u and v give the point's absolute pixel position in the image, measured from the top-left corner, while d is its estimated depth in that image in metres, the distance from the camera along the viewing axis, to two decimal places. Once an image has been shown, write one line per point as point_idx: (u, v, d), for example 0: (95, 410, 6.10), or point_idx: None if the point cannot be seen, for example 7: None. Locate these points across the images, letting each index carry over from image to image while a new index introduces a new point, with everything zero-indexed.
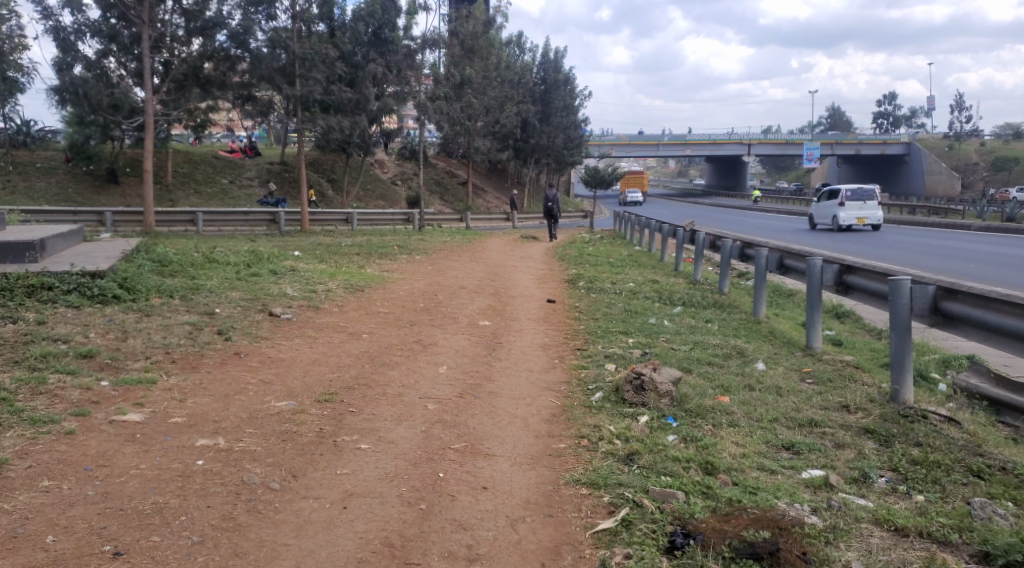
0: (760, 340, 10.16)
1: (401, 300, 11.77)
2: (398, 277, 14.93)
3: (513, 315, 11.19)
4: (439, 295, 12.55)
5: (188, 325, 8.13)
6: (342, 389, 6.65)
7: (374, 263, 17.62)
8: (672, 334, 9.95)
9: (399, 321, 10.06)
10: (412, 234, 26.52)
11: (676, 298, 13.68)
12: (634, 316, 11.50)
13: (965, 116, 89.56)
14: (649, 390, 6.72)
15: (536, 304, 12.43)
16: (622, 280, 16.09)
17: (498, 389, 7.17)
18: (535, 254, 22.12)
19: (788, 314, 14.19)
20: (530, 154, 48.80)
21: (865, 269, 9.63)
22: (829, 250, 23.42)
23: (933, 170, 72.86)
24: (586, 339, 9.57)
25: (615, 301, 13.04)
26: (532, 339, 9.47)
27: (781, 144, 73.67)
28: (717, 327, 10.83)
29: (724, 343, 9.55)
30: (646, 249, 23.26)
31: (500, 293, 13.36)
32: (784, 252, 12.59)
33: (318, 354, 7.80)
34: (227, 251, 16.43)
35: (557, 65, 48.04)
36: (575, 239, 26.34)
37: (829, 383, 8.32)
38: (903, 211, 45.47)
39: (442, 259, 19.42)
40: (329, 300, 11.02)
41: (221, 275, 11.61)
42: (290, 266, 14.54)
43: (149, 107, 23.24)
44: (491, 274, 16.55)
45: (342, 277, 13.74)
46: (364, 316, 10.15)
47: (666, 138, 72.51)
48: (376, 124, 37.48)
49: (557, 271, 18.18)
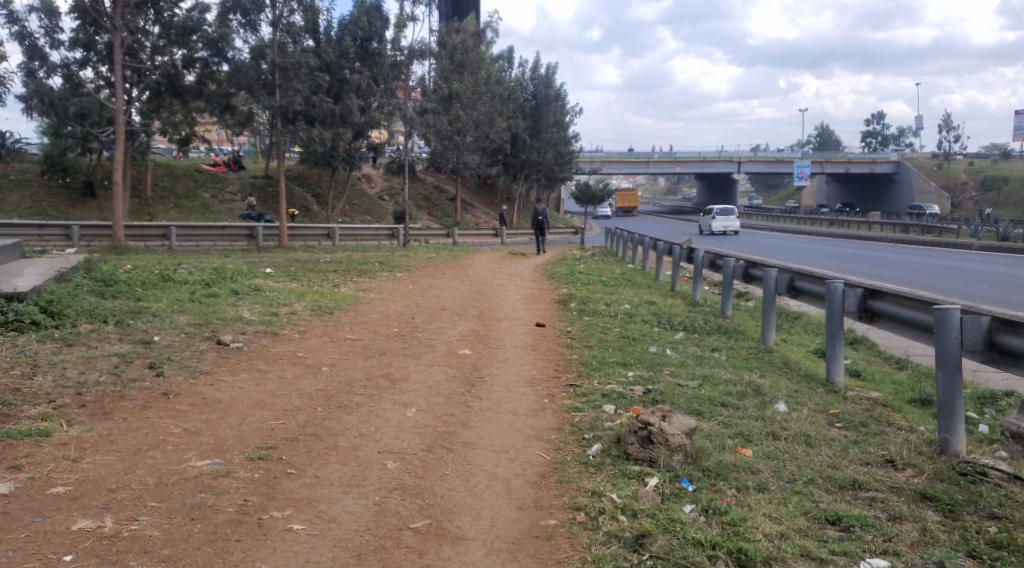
0: (775, 374, 8.93)
1: (374, 325, 10.54)
2: (374, 297, 13.71)
3: (497, 342, 9.99)
4: (416, 318, 11.33)
5: (114, 358, 6.96)
6: (282, 441, 5.41)
7: (352, 282, 16.39)
8: (678, 367, 8.73)
9: (366, 350, 8.82)
10: (397, 250, 25.25)
11: (677, 322, 12.48)
12: (633, 344, 10.31)
13: (953, 136, 89.22)
14: (659, 443, 5.48)
15: (526, 328, 11.23)
16: (617, 302, 14.90)
17: (475, 439, 5.95)
18: (524, 273, 20.92)
19: (798, 341, 12.98)
20: (520, 170, 47.63)
21: (894, 295, 8.36)
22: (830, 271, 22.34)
23: (922, 189, 72.64)
24: (579, 373, 8.36)
25: (612, 326, 11.84)
26: (520, 373, 8.24)
27: (772, 162, 72.96)
28: (725, 357, 9.62)
29: (737, 377, 8.35)
30: (640, 267, 22.08)
31: (485, 316, 12.17)
32: (796, 273, 11.36)
33: (264, 395, 6.58)
34: (192, 269, 15.21)
35: (548, 80, 46.99)
36: (565, 257, 25.13)
37: (860, 428, 6.98)
38: (895, 230, 44.62)
39: (425, 278, 18.22)
40: (290, 325, 9.80)
41: (172, 296, 10.40)
42: (258, 286, 13.34)
43: (120, 117, 21.97)
44: (477, 294, 15.35)
45: (311, 297, 12.53)
46: (327, 344, 8.92)
47: (657, 155, 71.63)
48: (361, 138, 36.30)
49: (546, 291, 16.97)
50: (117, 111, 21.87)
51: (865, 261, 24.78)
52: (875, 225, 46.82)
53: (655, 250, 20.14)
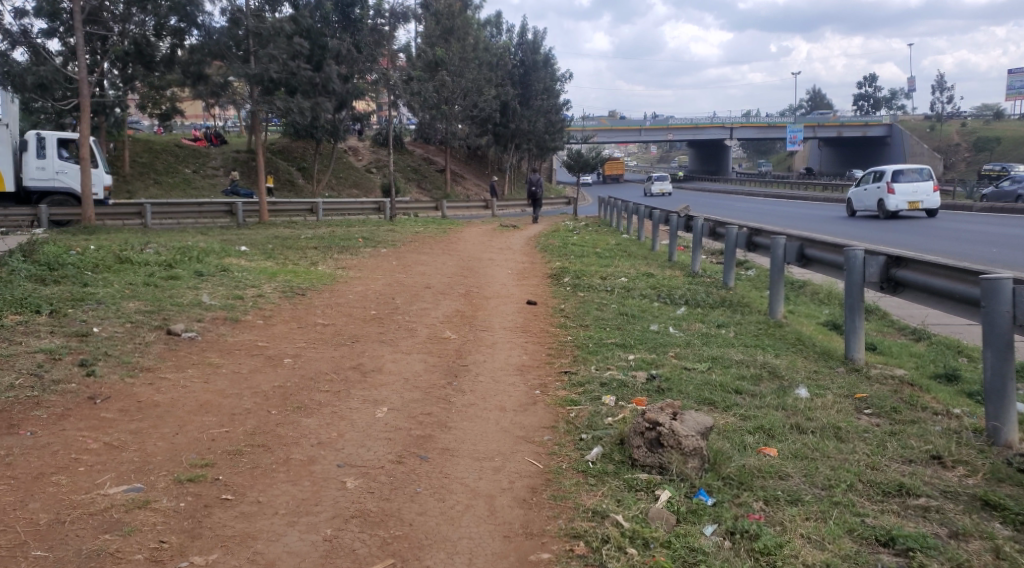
0: (790, 352, 8.10)
1: (348, 307, 9.66)
2: (354, 275, 12.84)
3: (483, 323, 9.12)
4: (396, 298, 10.45)
5: (37, 356, 6.09)
6: (219, 454, 4.56)
7: (332, 258, 15.52)
8: (684, 348, 7.87)
9: (338, 338, 7.95)
10: (382, 224, 24.28)
11: (677, 295, 11.61)
12: (633, 322, 9.45)
13: (947, 97, 88.08)
14: (670, 447, 4.63)
15: (514, 306, 10.38)
16: (613, 274, 14.04)
17: (454, 444, 5.08)
18: (514, 245, 20.08)
19: (807, 313, 12.14)
20: (511, 139, 46.18)
21: (923, 264, 7.51)
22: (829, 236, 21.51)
23: (915, 151, 71.39)
24: (574, 358, 7.51)
25: (608, 301, 10.97)
26: (510, 359, 7.38)
27: (764, 128, 71.91)
28: (733, 335, 8.77)
29: (751, 359, 7.49)
30: (635, 237, 21.17)
31: (472, 293, 11.33)
32: (806, 240, 10.50)
33: (211, 395, 5.72)
34: (160, 249, 14.30)
35: (536, 46, 45.73)
36: (557, 227, 24.23)
37: (894, 415, 6.14)
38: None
39: (411, 253, 17.35)
40: (255, 310, 8.92)
41: (126, 280, 9.50)
42: (229, 266, 12.45)
43: (84, 88, 20.88)
44: (464, 270, 14.49)
45: (284, 277, 11.64)
46: (292, 332, 8.02)
47: (649, 122, 70.53)
48: (344, 109, 35.16)
49: (538, 264, 16.13)
50: (81, 81, 20.79)
51: (864, 224, 23.94)
52: None
53: (651, 219, 19.25)
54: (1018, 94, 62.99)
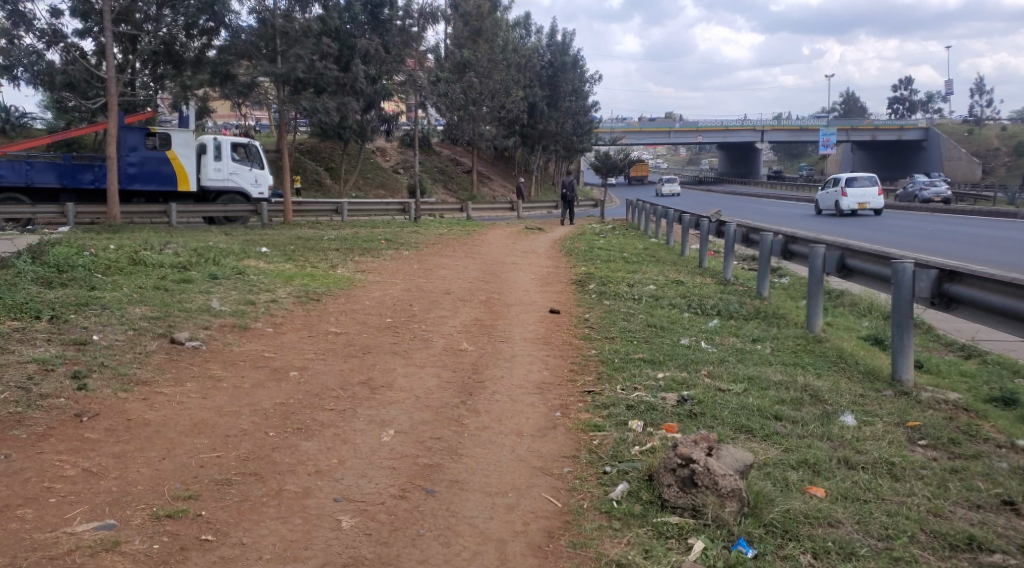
0: (831, 372, 7.57)
1: (363, 313, 9.24)
2: (372, 279, 12.44)
3: (502, 334, 8.65)
4: (413, 304, 10.01)
5: (27, 367, 5.72)
6: (206, 484, 4.15)
7: (353, 261, 15.15)
8: (718, 366, 7.36)
9: (348, 348, 7.51)
10: (407, 225, 23.93)
11: (709, 305, 11.07)
12: (663, 334, 8.94)
13: (986, 100, 86.13)
14: (704, 487, 4.22)
15: (537, 315, 9.90)
16: (641, 281, 13.54)
17: (465, 473, 4.67)
18: (540, 249, 19.63)
19: (845, 325, 11.58)
20: (538, 141, 45.55)
21: (978, 280, 6.96)
22: (865, 243, 20.81)
23: (952, 155, 69.95)
24: (599, 375, 7.04)
25: (637, 312, 10.46)
26: (530, 376, 6.91)
27: (796, 131, 70.75)
28: (770, 351, 8.24)
29: (791, 381, 6.97)
30: (665, 242, 20.58)
31: (494, 300, 10.89)
32: (847, 250, 9.91)
33: (207, 413, 5.33)
34: (179, 250, 14.03)
35: (566, 47, 45.21)
36: (584, 231, 23.76)
37: (949, 448, 5.63)
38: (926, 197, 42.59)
39: (433, 256, 16.94)
40: (266, 316, 8.52)
41: (136, 283, 9.16)
42: (245, 268, 12.11)
43: (112, 87, 20.68)
44: (487, 274, 14.05)
45: (301, 281, 11.26)
46: (301, 341, 7.61)
47: (679, 124, 69.74)
48: (372, 109, 34.87)
49: (563, 269, 15.67)
50: (110, 80, 20.58)
51: (902, 230, 23.18)
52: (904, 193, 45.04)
53: (681, 224, 18.66)
54: None
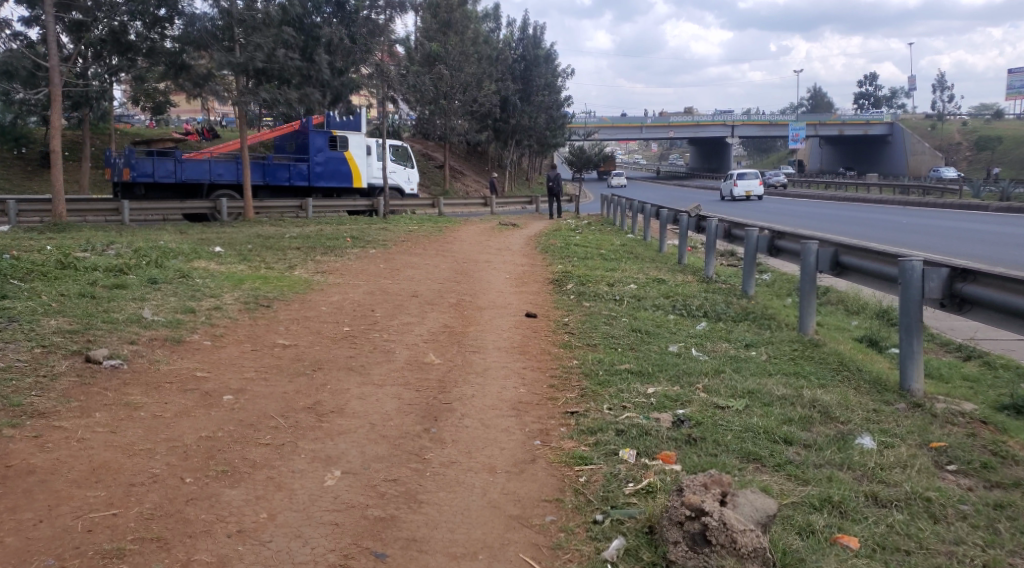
0: (837, 382, 6.79)
1: (318, 321, 8.33)
2: (332, 280, 11.53)
3: (473, 342, 7.78)
4: (374, 309, 9.12)
5: None
6: (90, 559, 3.43)
7: (315, 260, 14.22)
8: (713, 379, 6.57)
9: (296, 364, 6.61)
10: (373, 222, 22.96)
11: (694, 306, 10.30)
12: (648, 340, 8.14)
13: (950, 95, 86.72)
14: (720, 546, 3.41)
15: (510, 320, 9.07)
16: (621, 280, 12.75)
17: (420, 528, 3.84)
18: (513, 246, 18.78)
19: (838, 325, 10.86)
20: (510, 135, 44.78)
21: (999, 279, 6.18)
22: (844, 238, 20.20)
23: (916, 149, 70.06)
24: (581, 393, 6.19)
25: (618, 314, 9.65)
26: (503, 394, 6.04)
27: (767, 125, 70.43)
28: (768, 360, 7.44)
29: (797, 394, 6.17)
30: (642, 237, 19.77)
31: (463, 303, 10.04)
32: (843, 245, 9.11)
33: (113, 453, 4.46)
34: (125, 251, 13.08)
35: (537, 40, 44.16)
36: (558, 226, 22.96)
37: (987, 473, 4.84)
38: (895, 191, 42.39)
39: (401, 254, 16.04)
40: (204, 327, 7.59)
41: (58, 290, 8.19)
42: (194, 271, 11.17)
43: (55, 78, 19.54)
44: (457, 274, 13.20)
45: (252, 284, 10.36)
46: (242, 356, 6.71)
47: (650, 119, 69.24)
48: (338, 103, 33.80)
49: (537, 267, 14.85)
50: (52, 69, 19.44)
51: (878, 225, 22.62)
52: (876, 186, 44.70)
53: (659, 219, 17.93)
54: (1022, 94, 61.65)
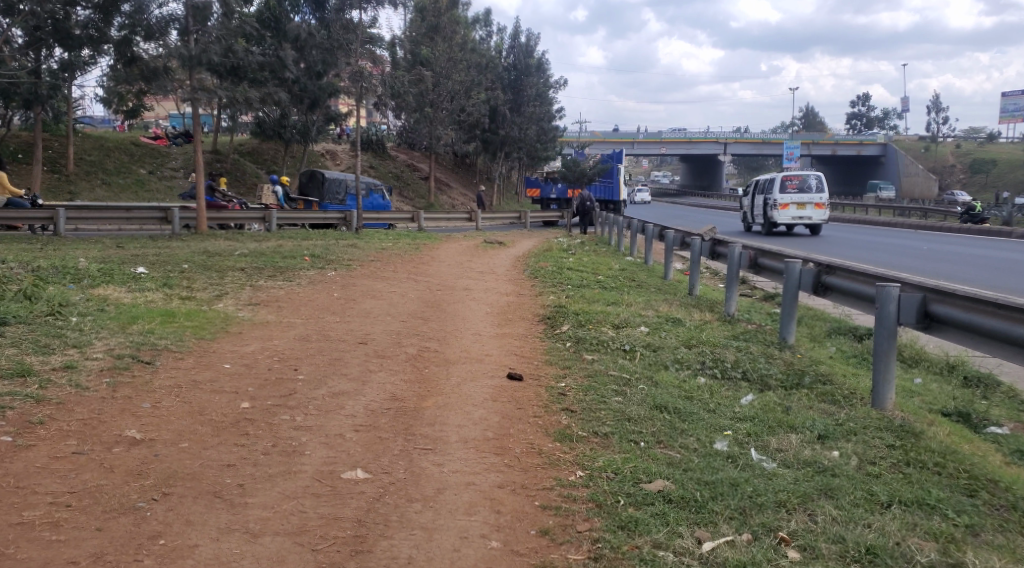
0: (994, 518, 4.31)
1: (210, 391, 5.82)
2: (263, 317, 8.99)
3: (425, 431, 5.26)
4: (299, 367, 6.60)
5: None
6: None
7: (257, 286, 11.68)
8: (804, 520, 4.12)
9: (134, 483, 4.11)
10: (341, 237, 20.45)
11: (728, 362, 7.79)
12: (682, 428, 5.62)
13: (943, 117, 85.12)
14: None
15: (487, 385, 6.58)
16: (630, 319, 10.29)
17: None
18: (498, 268, 16.31)
19: (909, 382, 8.42)
20: (499, 148, 42.25)
21: None
22: (863, 266, 17.79)
23: (909, 171, 67.64)
24: (597, 554, 3.76)
25: (634, 376, 7.13)
26: (459, 558, 3.64)
27: (760, 144, 68.12)
28: (865, 467, 4.99)
29: (953, 560, 3.75)
30: (642, 261, 17.34)
31: (424, 356, 7.52)
32: (930, 288, 6.47)
33: None
34: (14, 271, 10.51)
35: (530, 49, 41.43)
36: (549, 245, 20.52)
37: None
38: (893, 214, 40.07)
39: (363, 278, 13.53)
40: (22, 409, 5.04)
41: None
42: (82, 303, 8.60)
43: None
44: (427, 307, 10.71)
45: (147, 324, 7.81)
46: (46, 470, 4.21)
47: (642, 135, 67.13)
48: (317, 108, 31.05)
49: (525, 298, 12.38)
50: None
51: (895, 250, 20.17)
52: (873, 207, 42.41)
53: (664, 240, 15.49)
54: (1016, 118, 60.79)
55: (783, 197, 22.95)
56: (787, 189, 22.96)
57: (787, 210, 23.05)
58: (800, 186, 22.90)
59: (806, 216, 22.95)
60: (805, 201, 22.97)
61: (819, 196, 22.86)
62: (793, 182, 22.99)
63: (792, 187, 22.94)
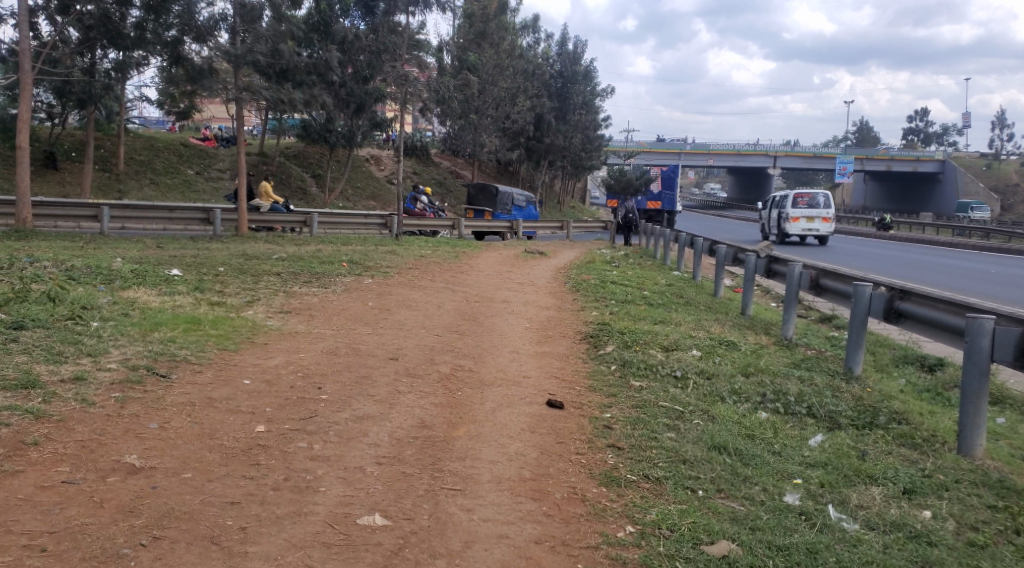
0: None
1: (224, 411, 5.31)
2: (292, 326, 8.49)
3: (456, 467, 4.73)
4: (323, 386, 6.09)
5: None
6: None
7: (290, 292, 11.23)
8: None
9: (122, 523, 3.66)
10: (382, 243, 20.07)
11: (791, 396, 7.11)
12: (746, 474, 5.02)
13: (1006, 134, 82.49)
14: None
15: (527, 413, 6.02)
16: (680, 341, 9.64)
17: None
18: (540, 280, 15.71)
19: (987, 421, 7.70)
20: (544, 156, 41.61)
21: None
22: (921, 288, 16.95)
23: (968, 190, 65.71)
24: None
25: (690, 409, 6.49)
26: None
27: (810, 158, 66.64)
28: (963, 538, 4.41)
29: None
30: (690, 276, 16.60)
31: (458, 376, 6.97)
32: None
33: None
34: (44, 270, 10.20)
35: (577, 56, 40.81)
36: (594, 257, 19.89)
37: None
38: (950, 233, 38.69)
39: (400, 287, 13.03)
40: (17, 428, 4.58)
41: None
42: (107, 306, 8.17)
43: (28, 61, 16.03)
44: (464, 321, 10.17)
45: (169, 332, 7.34)
46: (28, 503, 3.75)
47: (690, 147, 66.04)
48: (365, 112, 30.80)
49: (568, 313, 11.79)
50: (22, 52, 16.00)
51: (955, 271, 19.35)
52: (929, 226, 40.97)
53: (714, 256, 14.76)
54: None
55: (794, 211, 24.75)
56: (799, 204, 24.74)
57: (797, 223, 24.80)
58: (810, 202, 24.69)
59: (814, 229, 24.70)
60: (815, 215, 24.71)
61: (827, 211, 24.62)
62: (804, 199, 24.80)
63: (802, 202, 24.72)
